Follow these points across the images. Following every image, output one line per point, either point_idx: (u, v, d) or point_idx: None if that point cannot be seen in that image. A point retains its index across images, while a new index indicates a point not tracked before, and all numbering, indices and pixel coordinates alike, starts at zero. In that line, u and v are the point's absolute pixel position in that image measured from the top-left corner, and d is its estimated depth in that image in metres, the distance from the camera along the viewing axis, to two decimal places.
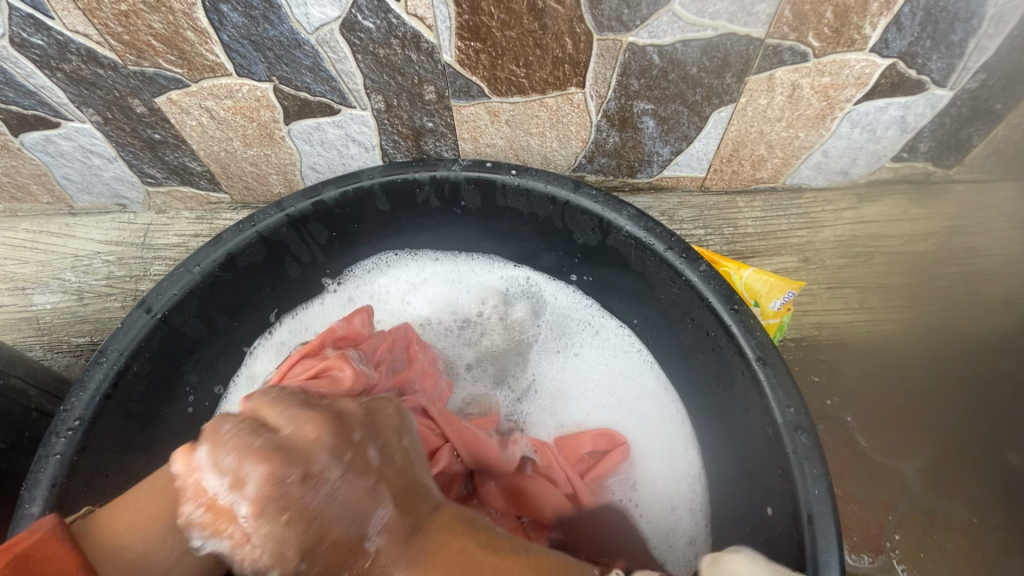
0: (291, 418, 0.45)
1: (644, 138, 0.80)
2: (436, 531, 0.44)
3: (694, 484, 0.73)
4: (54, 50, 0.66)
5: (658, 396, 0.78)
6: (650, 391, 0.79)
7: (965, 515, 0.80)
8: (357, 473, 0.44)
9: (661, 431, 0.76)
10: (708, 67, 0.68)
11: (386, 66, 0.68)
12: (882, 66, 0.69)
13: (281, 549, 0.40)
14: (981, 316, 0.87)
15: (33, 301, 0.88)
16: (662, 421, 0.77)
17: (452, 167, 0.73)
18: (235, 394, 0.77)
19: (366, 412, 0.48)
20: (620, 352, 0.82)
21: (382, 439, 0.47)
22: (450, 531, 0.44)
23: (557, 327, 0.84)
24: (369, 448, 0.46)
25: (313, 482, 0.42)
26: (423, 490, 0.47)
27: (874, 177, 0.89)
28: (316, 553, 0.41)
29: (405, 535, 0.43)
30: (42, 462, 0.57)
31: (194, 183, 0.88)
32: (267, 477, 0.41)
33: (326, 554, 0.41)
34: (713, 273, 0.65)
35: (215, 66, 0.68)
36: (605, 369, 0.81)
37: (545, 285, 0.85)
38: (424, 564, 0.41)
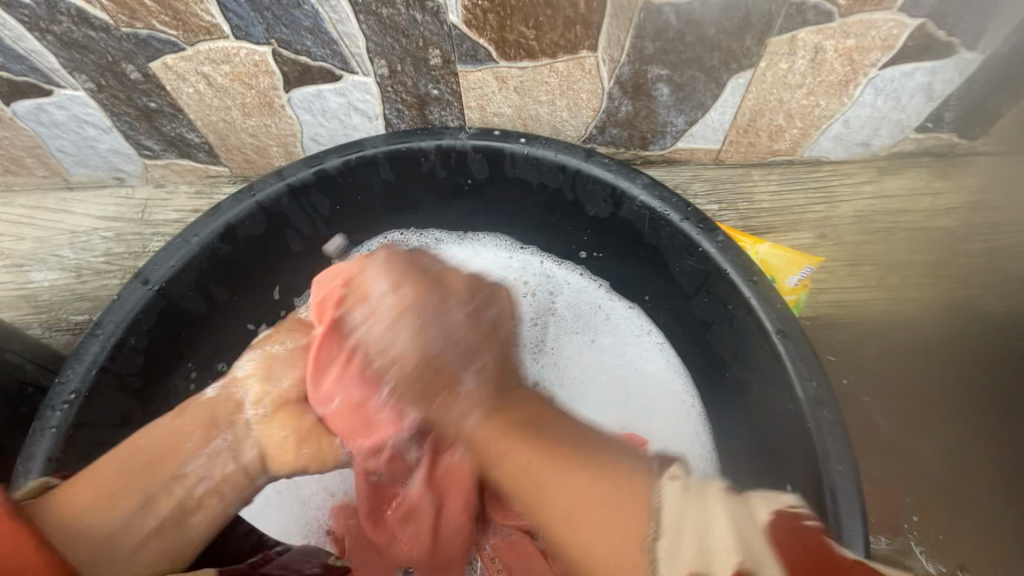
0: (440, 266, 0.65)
1: (658, 107, 0.77)
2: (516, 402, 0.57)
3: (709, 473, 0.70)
4: (43, 11, 0.63)
5: (670, 380, 0.75)
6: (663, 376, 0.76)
7: (986, 497, 0.78)
8: (468, 329, 0.61)
9: (674, 416, 0.73)
10: (728, 28, 0.65)
11: (389, 28, 0.65)
12: (911, 26, 0.65)
13: (407, 362, 0.59)
14: (1004, 294, 0.84)
15: (31, 278, 0.86)
16: (677, 407, 0.74)
17: (459, 135, 0.70)
18: None
19: (489, 291, 0.65)
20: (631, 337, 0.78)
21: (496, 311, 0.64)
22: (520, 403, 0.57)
23: (569, 310, 0.81)
24: (485, 311, 0.63)
25: (443, 312, 0.60)
26: (506, 369, 0.61)
27: (897, 149, 0.86)
28: (422, 381, 0.59)
29: (488, 394, 0.58)
30: (38, 435, 0.56)
31: (192, 156, 0.85)
32: (413, 332, 0.59)
33: (431, 377, 0.58)
34: (730, 243, 0.63)
35: (211, 28, 0.65)
36: (618, 354, 0.78)
37: (554, 265, 0.82)
38: (492, 416, 0.56)
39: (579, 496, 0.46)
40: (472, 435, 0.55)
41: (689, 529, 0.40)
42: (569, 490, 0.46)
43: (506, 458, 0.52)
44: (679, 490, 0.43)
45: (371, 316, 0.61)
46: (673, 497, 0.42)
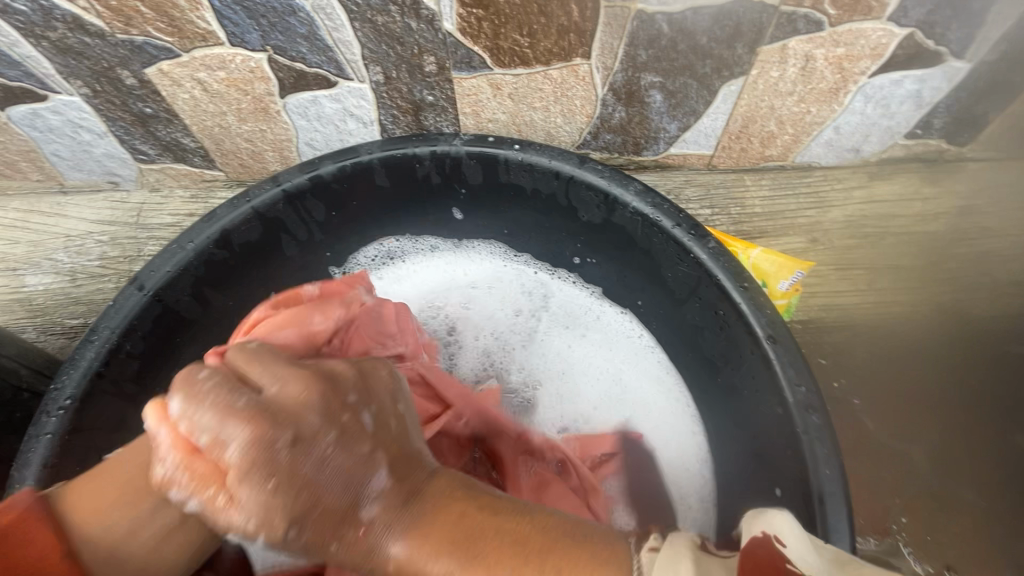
0: (269, 376, 0.47)
1: (651, 113, 0.78)
2: (434, 498, 0.45)
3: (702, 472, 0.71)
4: (38, 17, 0.63)
5: (662, 381, 0.77)
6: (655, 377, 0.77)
7: (973, 498, 0.79)
8: (354, 447, 0.45)
9: (667, 416, 0.75)
10: (720, 37, 0.66)
11: (384, 35, 0.65)
12: (899, 36, 0.66)
13: (272, 515, 0.42)
14: (991, 298, 0.85)
15: (25, 282, 0.86)
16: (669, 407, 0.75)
17: (453, 142, 0.70)
18: None
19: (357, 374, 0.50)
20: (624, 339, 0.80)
21: (359, 394, 0.48)
22: (450, 500, 0.45)
23: (562, 314, 0.82)
24: (358, 412, 0.47)
25: (304, 448, 0.43)
26: (418, 461, 0.48)
27: (886, 155, 0.87)
28: (334, 523, 0.44)
29: (397, 506, 0.44)
30: (33, 442, 0.56)
31: (188, 160, 0.85)
32: (277, 508, 0.42)
33: (320, 519, 0.43)
34: (722, 249, 0.63)
35: (206, 34, 0.65)
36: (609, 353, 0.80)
37: (546, 269, 0.83)
38: (416, 531, 0.43)
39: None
40: (397, 566, 0.43)
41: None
42: None
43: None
44: (653, 565, 0.38)
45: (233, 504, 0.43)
46: (650, 574, 0.37)
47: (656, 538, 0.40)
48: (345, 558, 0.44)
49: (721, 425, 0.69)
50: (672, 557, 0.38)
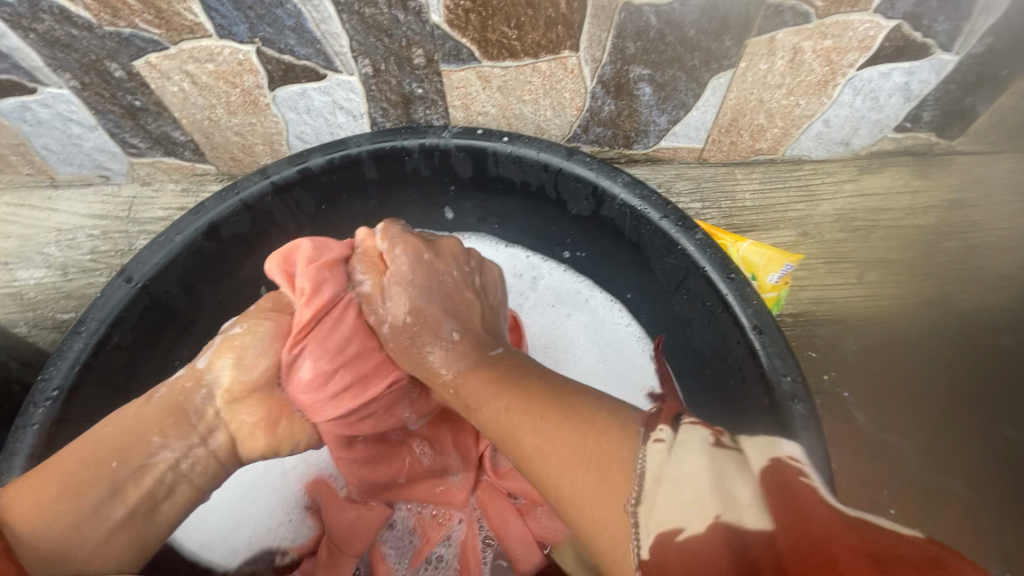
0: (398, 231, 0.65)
1: (640, 106, 0.78)
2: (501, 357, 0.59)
3: None
4: (25, 9, 0.63)
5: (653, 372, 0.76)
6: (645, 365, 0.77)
7: (961, 489, 0.79)
8: (456, 289, 0.65)
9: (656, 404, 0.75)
10: (707, 29, 0.66)
11: (372, 27, 0.65)
12: (887, 28, 0.66)
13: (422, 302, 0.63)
14: (980, 291, 0.86)
15: (16, 276, 0.86)
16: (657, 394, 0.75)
17: (442, 134, 0.70)
18: None
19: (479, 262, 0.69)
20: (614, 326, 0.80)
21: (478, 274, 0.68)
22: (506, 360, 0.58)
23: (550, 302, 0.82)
24: (473, 277, 0.67)
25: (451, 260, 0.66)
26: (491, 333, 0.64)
27: (876, 149, 0.87)
28: (428, 325, 0.62)
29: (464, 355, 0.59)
30: (20, 432, 0.56)
31: (179, 154, 0.85)
32: (431, 320, 0.62)
33: (420, 332, 0.62)
34: (709, 241, 0.63)
35: (194, 26, 0.65)
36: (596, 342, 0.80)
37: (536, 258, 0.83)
38: (474, 368, 0.57)
39: (546, 442, 0.46)
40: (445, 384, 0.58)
41: (673, 487, 0.37)
42: (546, 434, 0.46)
43: (489, 408, 0.53)
44: (662, 456, 0.39)
45: (385, 323, 0.63)
46: (656, 460, 0.39)
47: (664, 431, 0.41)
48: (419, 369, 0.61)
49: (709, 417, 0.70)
50: (686, 453, 0.39)
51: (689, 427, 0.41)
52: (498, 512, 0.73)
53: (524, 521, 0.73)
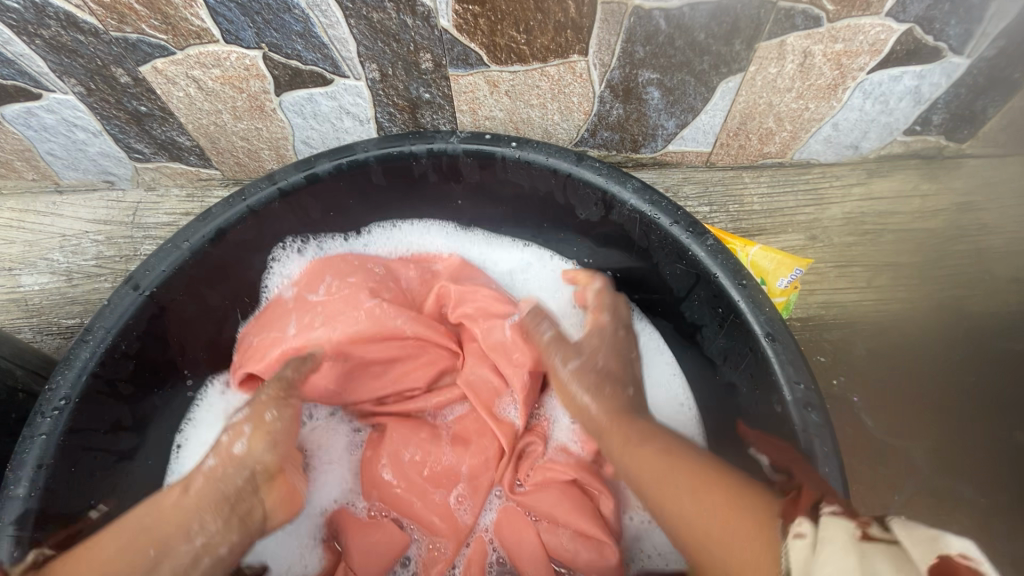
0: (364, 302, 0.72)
1: (649, 110, 0.77)
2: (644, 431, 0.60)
3: None
4: (31, 15, 0.63)
5: (665, 381, 0.75)
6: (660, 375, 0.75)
7: (972, 495, 0.79)
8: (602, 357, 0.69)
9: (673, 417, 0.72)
10: (717, 32, 0.65)
11: (380, 32, 0.65)
12: (898, 31, 0.66)
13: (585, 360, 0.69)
14: (991, 295, 0.85)
15: (21, 282, 0.85)
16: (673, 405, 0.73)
17: (450, 139, 0.70)
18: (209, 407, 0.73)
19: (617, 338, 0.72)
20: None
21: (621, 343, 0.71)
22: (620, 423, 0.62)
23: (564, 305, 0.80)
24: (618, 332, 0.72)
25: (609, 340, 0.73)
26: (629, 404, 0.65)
27: (885, 152, 0.87)
28: (597, 372, 0.67)
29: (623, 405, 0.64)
30: (27, 442, 0.55)
31: (184, 159, 0.85)
32: (607, 375, 0.67)
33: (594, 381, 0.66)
34: (720, 247, 0.63)
35: (201, 32, 0.65)
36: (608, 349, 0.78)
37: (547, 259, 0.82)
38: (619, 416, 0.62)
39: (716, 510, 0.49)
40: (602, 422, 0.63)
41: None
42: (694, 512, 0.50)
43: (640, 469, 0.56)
44: (806, 554, 0.40)
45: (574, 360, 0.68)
46: (800, 561, 0.40)
47: (804, 527, 0.42)
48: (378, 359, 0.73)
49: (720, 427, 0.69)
50: (829, 552, 0.38)
51: (831, 519, 0.41)
52: (512, 533, 0.68)
53: (540, 536, 0.68)
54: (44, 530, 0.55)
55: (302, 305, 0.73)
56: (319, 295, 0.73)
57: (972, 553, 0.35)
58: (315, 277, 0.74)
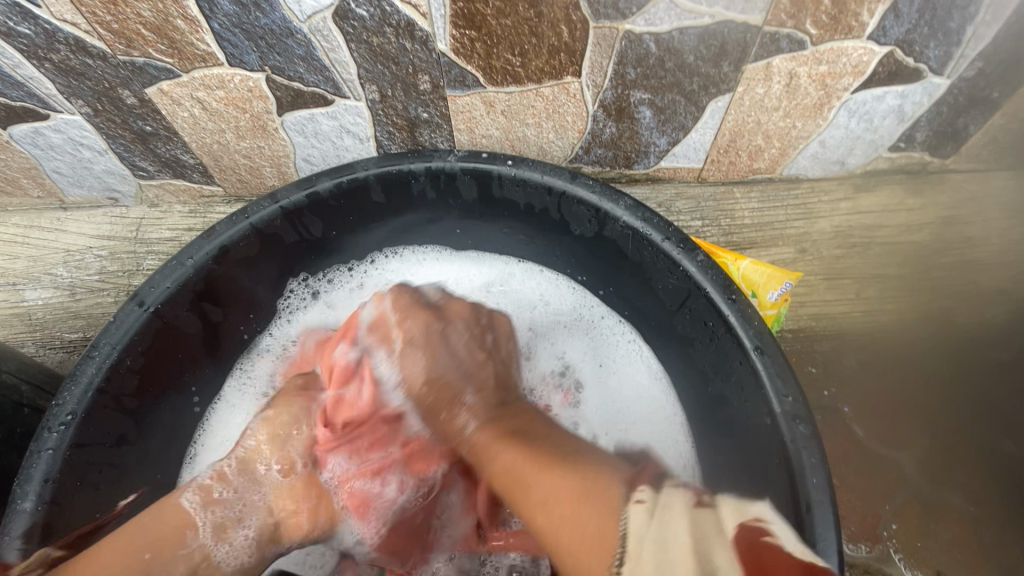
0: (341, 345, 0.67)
1: (641, 129, 0.80)
2: (515, 411, 0.57)
3: None
4: (41, 40, 0.65)
5: (649, 387, 0.78)
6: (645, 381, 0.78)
7: (962, 503, 0.80)
8: (471, 351, 0.61)
9: (658, 420, 0.76)
10: (706, 55, 0.68)
11: (379, 55, 0.67)
12: (879, 54, 0.68)
13: (413, 376, 0.59)
14: (977, 306, 0.87)
15: (25, 297, 0.87)
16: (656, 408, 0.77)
17: (447, 158, 0.72)
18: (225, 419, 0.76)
19: (489, 314, 0.66)
20: (613, 345, 0.81)
21: (493, 334, 0.64)
22: (518, 415, 0.57)
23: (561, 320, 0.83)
24: (486, 334, 0.64)
25: (445, 338, 0.61)
26: (510, 384, 0.61)
27: (871, 167, 0.89)
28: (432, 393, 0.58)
29: (490, 408, 0.57)
30: (33, 457, 0.56)
31: (187, 176, 0.87)
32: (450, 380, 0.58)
33: (437, 392, 0.58)
34: (710, 262, 0.65)
35: (206, 55, 0.67)
36: (605, 361, 0.81)
37: (543, 280, 0.85)
38: (489, 424, 0.55)
39: (560, 495, 0.43)
40: (474, 446, 0.54)
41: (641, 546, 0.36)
42: (554, 483, 0.45)
43: (500, 463, 0.51)
44: (643, 520, 0.38)
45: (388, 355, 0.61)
46: (636, 526, 0.37)
47: (645, 494, 0.39)
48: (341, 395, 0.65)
49: (710, 439, 0.70)
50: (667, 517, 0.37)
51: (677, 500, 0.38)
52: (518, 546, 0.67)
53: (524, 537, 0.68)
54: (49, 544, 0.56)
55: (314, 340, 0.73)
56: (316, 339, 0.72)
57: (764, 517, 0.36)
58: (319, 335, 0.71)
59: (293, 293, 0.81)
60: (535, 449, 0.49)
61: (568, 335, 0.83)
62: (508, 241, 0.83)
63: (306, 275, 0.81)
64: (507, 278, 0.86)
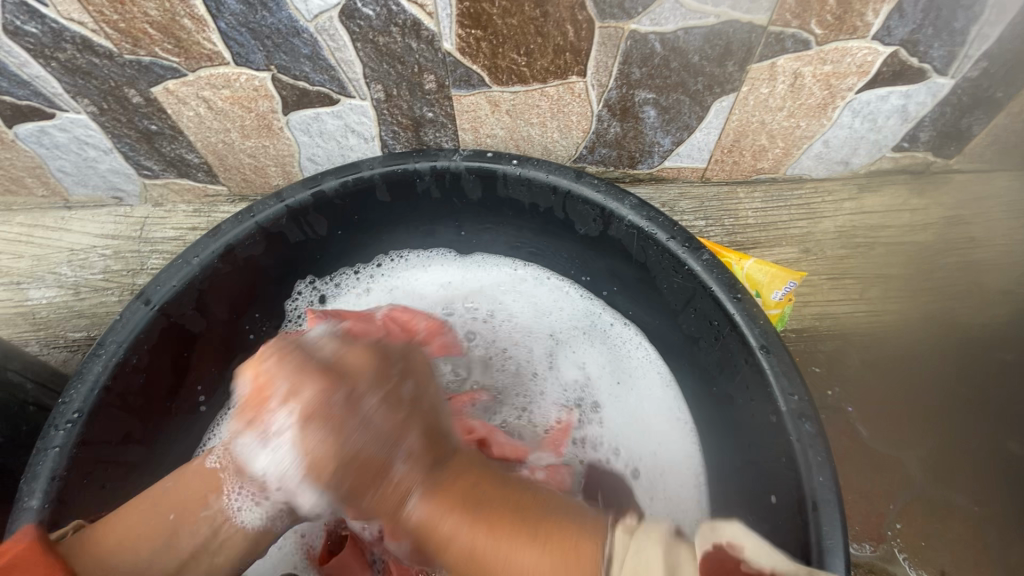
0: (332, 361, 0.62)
1: (645, 128, 0.80)
2: (456, 472, 0.52)
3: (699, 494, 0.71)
4: (48, 39, 0.65)
5: (660, 394, 0.78)
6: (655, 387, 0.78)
7: (966, 503, 0.80)
8: (388, 414, 0.51)
9: (667, 429, 0.76)
10: (711, 55, 0.68)
11: (385, 55, 0.67)
12: (884, 53, 0.68)
13: (322, 460, 0.49)
14: (980, 306, 0.87)
15: (29, 296, 0.87)
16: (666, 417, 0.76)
17: (453, 157, 0.72)
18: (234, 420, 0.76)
19: (401, 360, 0.56)
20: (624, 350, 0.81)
21: (412, 386, 0.55)
22: (459, 482, 0.51)
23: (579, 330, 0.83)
24: (403, 385, 0.54)
25: (354, 404, 0.50)
26: (444, 437, 0.55)
27: (875, 167, 0.89)
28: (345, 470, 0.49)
29: (428, 470, 0.51)
30: (40, 455, 0.56)
31: (191, 176, 0.87)
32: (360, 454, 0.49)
33: (358, 471, 0.50)
34: (715, 261, 0.65)
35: (212, 55, 0.67)
36: (621, 370, 0.80)
37: (552, 285, 0.85)
38: (433, 490, 0.50)
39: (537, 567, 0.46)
40: (418, 523, 0.50)
41: (632, 570, 0.43)
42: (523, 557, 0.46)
43: (451, 534, 0.48)
44: (625, 540, 0.46)
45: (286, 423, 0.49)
46: (619, 546, 0.45)
47: (630, 520, 0.47)
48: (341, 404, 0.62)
49: (717, 442, 0.70)
50: (642, 544, 0.44)
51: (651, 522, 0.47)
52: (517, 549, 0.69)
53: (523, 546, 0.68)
54: None
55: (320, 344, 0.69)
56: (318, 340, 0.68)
57: (736, 537, 0.45)
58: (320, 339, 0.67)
59: (300, 295, 0.82)
60: (499, 513, 0.49)
61: (585, 344, 0.83)
62: (513, 241, 0.83)
63: (317, 276, 0.82)
64: (519, 282, 0.86)
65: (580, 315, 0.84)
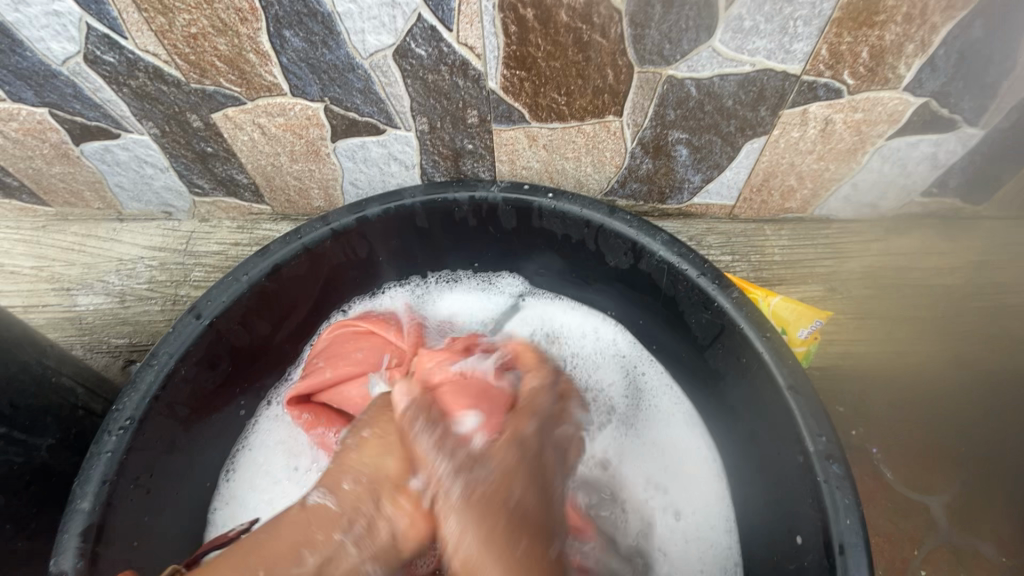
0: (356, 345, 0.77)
1: (676, 166, 0.82)
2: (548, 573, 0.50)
3: (724, 532, 0.71)
4: (123, 67, 0.70)
5: (688, 440, 0.77)
6: (683, 423, 0.78)
7: (995, 554, 0.78)
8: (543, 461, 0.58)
9: (696, 477, 0.75)
10: (745, 100, 0.70)
11: (433, 91, 0.71)
12: (915, 104, 0.70)
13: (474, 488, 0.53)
14: (1006, 353, 0.88)
15: (77, 302, 0.91)
16: (693, 457, 0.76)
17: (491, 189, 0.75)
18: (264, 434, 0.78)
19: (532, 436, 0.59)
20: (657, 388, 0.81)
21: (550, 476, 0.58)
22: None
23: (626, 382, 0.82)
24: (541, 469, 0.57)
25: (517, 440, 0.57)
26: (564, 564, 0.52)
27: (902, 211, 0.90)
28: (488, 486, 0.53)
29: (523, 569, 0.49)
30: (93, 458, 0.59)
31: (239, 195, 0.91)
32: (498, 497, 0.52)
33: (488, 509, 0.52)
34: (744, 299, 0.66)
35: (272, 86, 0.71)
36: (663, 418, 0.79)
37: (587, 322, 0.86)
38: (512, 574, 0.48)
39: None
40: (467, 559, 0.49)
41: None
42: None
43: None
44: None
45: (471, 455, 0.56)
46: None
47: None
48: (362, 362, 0.75)
49: (745, 485, 0.70)
50: None
51: None
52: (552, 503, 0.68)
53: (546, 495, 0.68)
54: (105, 544, 0.58)
55: (339, 344, 0.77)
56: (324, 357, 0.76)
57: None
58: (336, 339, 0.78)
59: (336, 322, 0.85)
60: None
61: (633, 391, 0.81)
62: (541, 270, 0.86)
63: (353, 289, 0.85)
64: (549, 313, 0.87)
65: (612, 346, 0.85)
